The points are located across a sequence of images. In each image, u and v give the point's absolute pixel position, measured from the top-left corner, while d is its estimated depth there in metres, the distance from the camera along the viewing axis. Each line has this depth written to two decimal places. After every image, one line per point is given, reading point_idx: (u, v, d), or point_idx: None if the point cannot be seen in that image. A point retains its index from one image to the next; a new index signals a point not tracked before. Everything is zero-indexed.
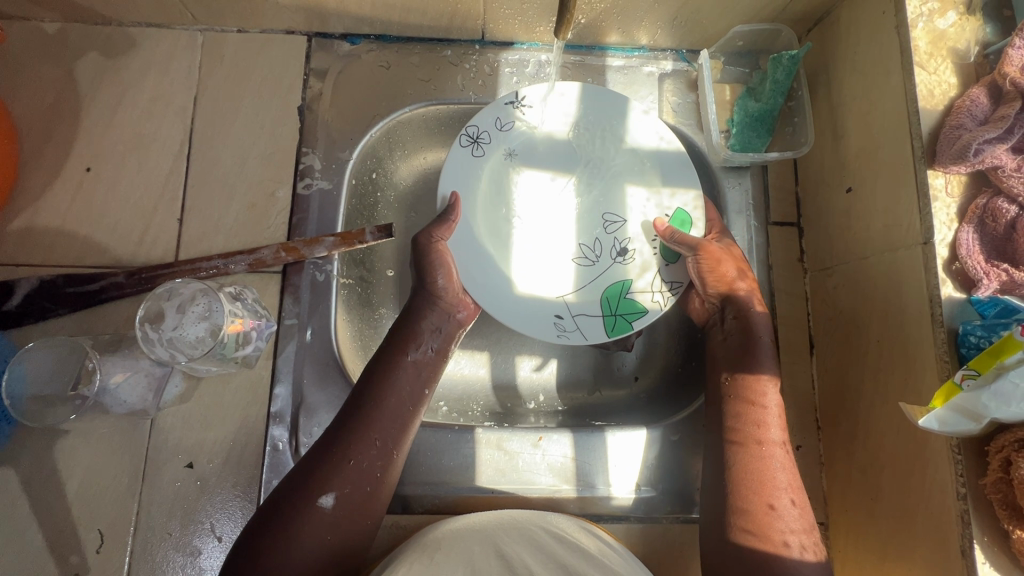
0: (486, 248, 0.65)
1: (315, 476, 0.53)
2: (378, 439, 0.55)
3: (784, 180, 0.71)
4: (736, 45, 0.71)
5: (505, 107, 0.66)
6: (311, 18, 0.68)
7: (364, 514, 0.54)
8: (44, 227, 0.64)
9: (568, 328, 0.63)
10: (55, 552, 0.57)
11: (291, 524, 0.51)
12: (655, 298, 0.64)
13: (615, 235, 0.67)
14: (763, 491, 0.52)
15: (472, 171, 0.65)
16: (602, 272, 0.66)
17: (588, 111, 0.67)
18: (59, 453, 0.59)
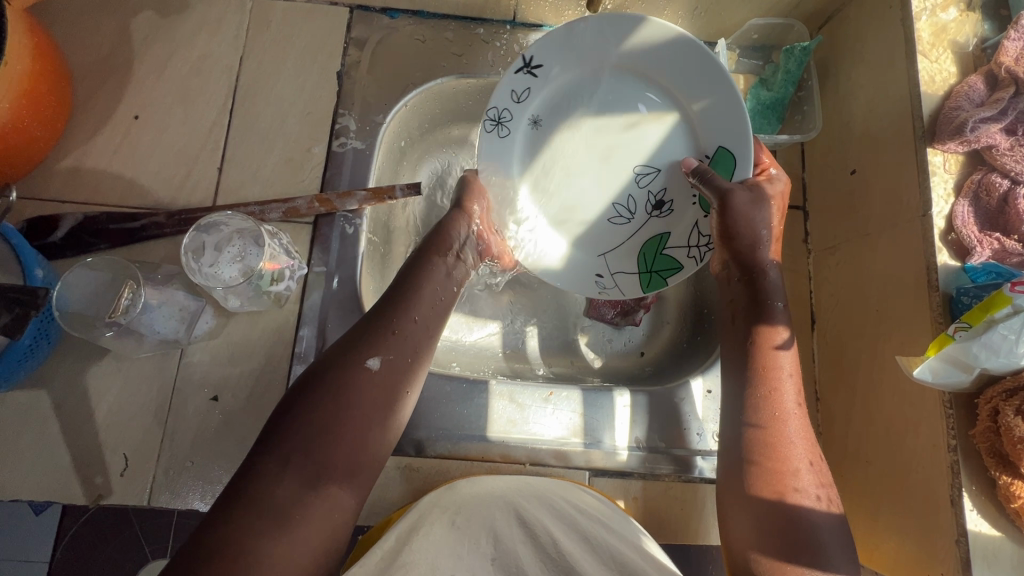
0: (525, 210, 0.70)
1: (360, 342, 0.53)
2: (417, 316, 0.56)
3: (792, 165, 0.74)
4: (751, 38, 0.76)
5: (518, 78, 0.64)
6: None
7: (407, 384, 0.54)
8: (90, 168, 0.68)
9: (608, 286, 0.70)
10: (80, 471, 0.60)
11: (338, 384, 0.50)
12: (689, 254, 0.67)
13: (649, 189, 0.68)
14: (785, 447, 0.54)
15: (502, 148, 0.67)
16: (640, 227, 0.69)
17: (620, 57, 0.63)
18: (91, 378, 0.62)
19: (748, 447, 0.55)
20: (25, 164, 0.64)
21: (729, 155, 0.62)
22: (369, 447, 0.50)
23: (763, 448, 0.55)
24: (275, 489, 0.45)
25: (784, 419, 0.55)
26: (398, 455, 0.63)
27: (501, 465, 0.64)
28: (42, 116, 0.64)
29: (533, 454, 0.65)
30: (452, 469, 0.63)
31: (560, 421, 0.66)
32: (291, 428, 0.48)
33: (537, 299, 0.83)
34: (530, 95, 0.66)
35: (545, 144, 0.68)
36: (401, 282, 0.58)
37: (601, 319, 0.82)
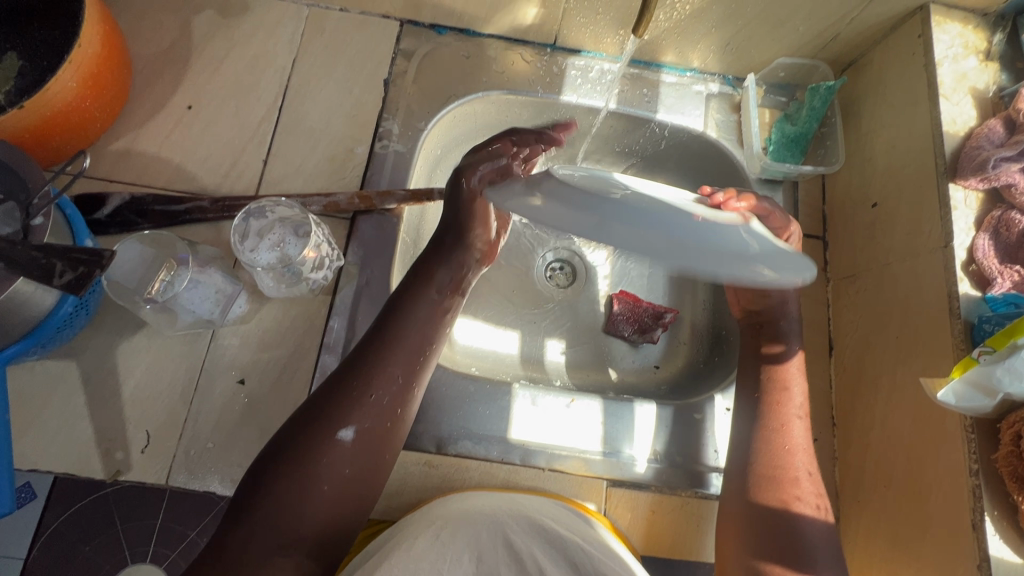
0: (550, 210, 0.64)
1: (334, 409, 0.54)
2: (394, 375, 0.57)
3: (814, 197, 0.77)
4: (778, 76, 0.80)
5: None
6: (407, 5, 0.76)
7: (382, 447, 0.55)
8: (140, 152, 0.70)
9: None
10: (101, 445, 0.59)
11: (309, 453, 0.52)
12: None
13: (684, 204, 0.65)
14: (790, 457, 0.58)
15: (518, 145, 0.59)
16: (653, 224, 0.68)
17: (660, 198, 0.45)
18: (121, 352, 0.62)
19: (756, 464, 0.58)
20: (81, 142, 0.67)
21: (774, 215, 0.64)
22: (347, 499, 0.53)
23: (767, 461, 0.57)
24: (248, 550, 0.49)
25: (791, 431, 0.59)
26: (419, 451, 0.64)
27: (520, 469, 0.64)
28: (104, 99, 0.67)
29: (552, 460, 0.65)
30: (472, 469, 0.63)
31: (579, 430, 0.66)
32: (264, 497, 0.50)
33: (556, 311, 0.86)
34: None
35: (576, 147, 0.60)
36: (385, 326, 0.59)
37: (619, 337, 0.84)
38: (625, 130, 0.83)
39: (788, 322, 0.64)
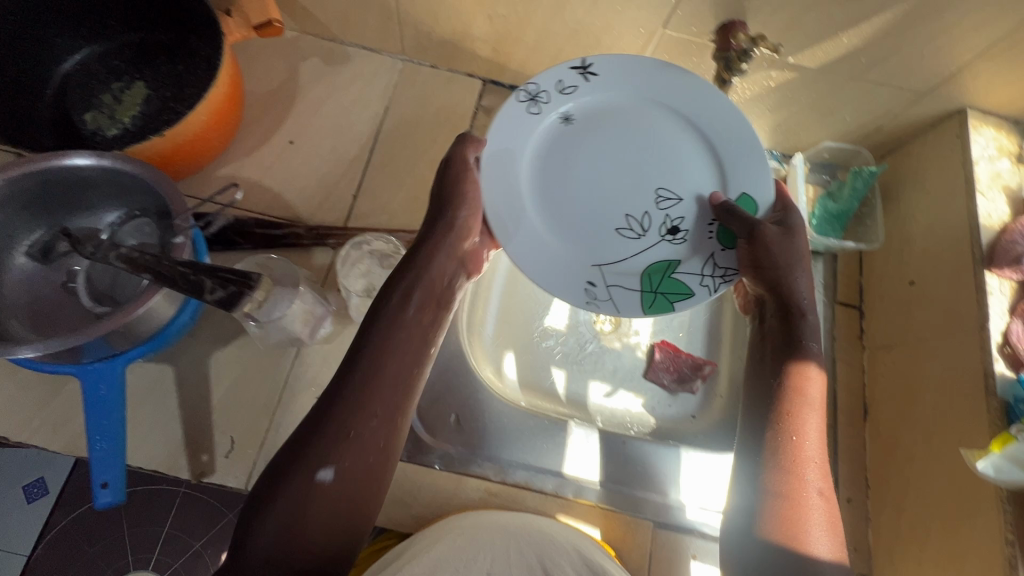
0: (532, 211, 0.67)
1: (317, 447, 0.49)
2: (385, 403, 0.53)
3: (851, 269, 0.84)
4: (822, 156, 0.87)
5: (570, 72, 0.66)
6: (493, 68, 0.85)
7: (372, 482, 0.51)
8: (245, 179, 0.77)
9: (599, 297, 0.65)
10: (189, 447, 0.64)
11: (287, 500, 0.46)
12: (702, 281, 0.65)
13: (667, 213, 0.67)
14: (801, 497, 0.52)
15: (527, 127, 0.66)
16: (650, 247, 0.67)
17: (675, 83, 0.65)
18: (214, 361, 0.67)
19: (771, 513, 0.52)
20: (198, 167, 0.74)
21: (752, 203, 0.65)
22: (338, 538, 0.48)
23: (785, 510, 0.51)
24: None
25: (806, 472, 0.53)
26: (479, 478, 0.68)
27: (572, 504, 0.68)
28: (225, 131, 0.75)
29: (602, 498, 0.68)
30: (528, 498, 0.68)
31: (620, 466, 0.70)
32: (247, 543, 0.45)
33: (602, 353, 0.91)
34: (576, 91, 0.67)
35: (569, 141, 0.68)
36: (361, 356, 0.54)
37: (657, 383, 0.89)
38: None
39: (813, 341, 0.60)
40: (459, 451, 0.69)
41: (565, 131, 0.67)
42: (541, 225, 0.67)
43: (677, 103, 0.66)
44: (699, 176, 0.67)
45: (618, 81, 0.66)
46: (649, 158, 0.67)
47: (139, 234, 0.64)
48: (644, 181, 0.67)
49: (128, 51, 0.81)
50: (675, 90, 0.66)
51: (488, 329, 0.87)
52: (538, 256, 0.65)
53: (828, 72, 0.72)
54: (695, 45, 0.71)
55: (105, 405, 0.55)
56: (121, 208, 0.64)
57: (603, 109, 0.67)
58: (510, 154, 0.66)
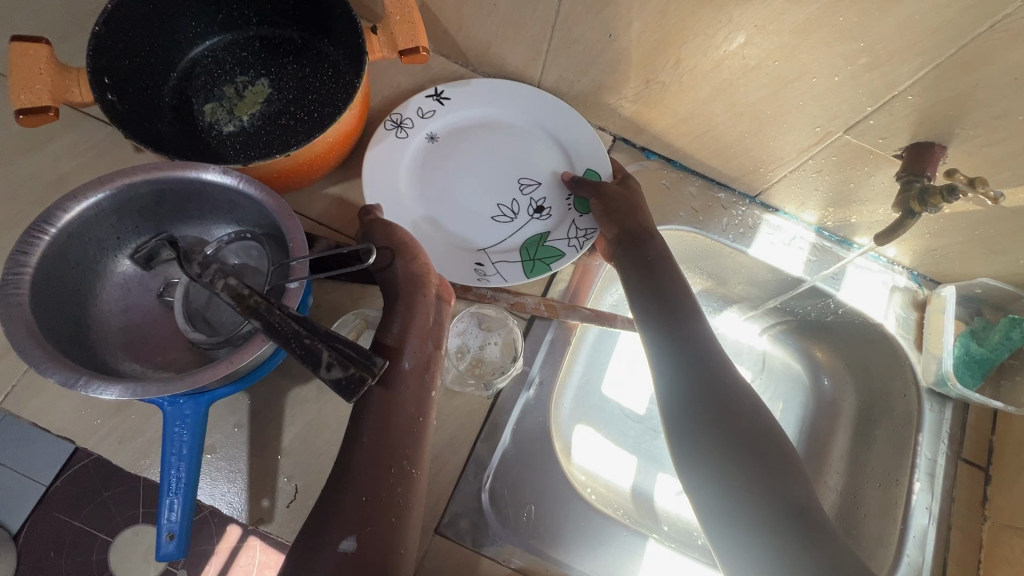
0: (437, 217, 0.75)
1: (340, 518, 0.51)
2: (397, 459, 0.55)
3: (983, 424, 0.75)
4: (973, 291, 0.77)
5: (426, 100, 0.76)
6: (631, 127, 0.78)
7: (393, 543, 0.51)
8: (352, 203, 0.73)
9: (488, 272, 0.72)
10: (254, 489, 0.60)
11: (302, 560, 0.49)
12: (570, 244, 0.73)
13: (531, 197, 0.76)
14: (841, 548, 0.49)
15: (397, 149, 0.75)
16: (521, 227, 0.75)
17: (574, 138, 0.76)
18: (291, 399, 0.64)
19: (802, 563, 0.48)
20: (309, 182, 0.70)
21: (596, 176, 0.75)
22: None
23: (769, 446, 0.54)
24: None
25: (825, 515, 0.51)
26: None
27: None
28: (344, 151, 0.70)
29: None
30: None
31: None
32: None
33: None
34: (434, 115, 0.76)
35: (437, 156, 0.76)
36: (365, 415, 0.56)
37: None
38: (799, 296, 0.83)
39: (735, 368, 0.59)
40: (527, 549, 0.63)
41: (432, 147, 0.76)
42: (443, 230, 0.74)
43: (540, 117, 0.77)
44: (568, 166, 0.77)
45: (469, 99, 0.77)
46: (508, 156, 0.77)
47: (244, 254, 0.59)
48: (502, 173, 0.77)
49: (257, 44, 0.77)
50: (526, 105, 0.77)
51: (566, 401, 0.81)
52: (438, 255, 0.72)
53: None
54: (874, 157, 0.63)
55: (180, 446, 0.52)
56: (231, 223, 0.60)
57: (459, 128, 0.77)
58: (393, 171, 0.74)
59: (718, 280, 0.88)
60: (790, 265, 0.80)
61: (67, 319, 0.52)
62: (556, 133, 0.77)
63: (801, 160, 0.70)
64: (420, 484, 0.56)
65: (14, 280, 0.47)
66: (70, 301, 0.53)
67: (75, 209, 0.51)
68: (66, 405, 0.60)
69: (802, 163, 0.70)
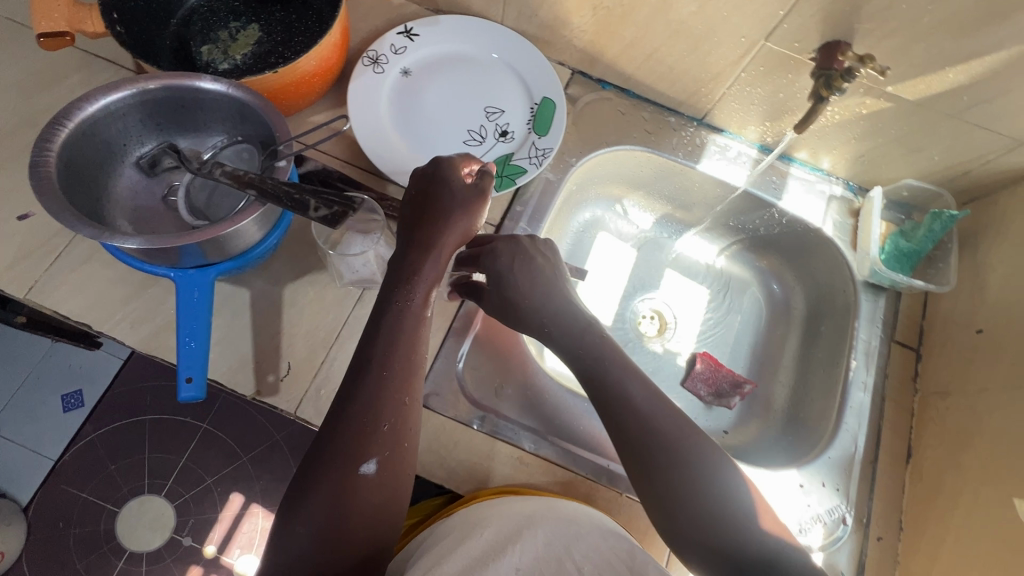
0: (415, 142, 0.80)
1: (347, 448, 0.52)
2: (409, 392, 0.56)
3: (915, 310, 0.82)
4: (900, 194, 0.86)
5: (398, 38, 0.85)
6: (586, 59, 0.87)
7: (403, 466, 0.54)
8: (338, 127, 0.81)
9: None
10: (256, 365, 0.68)
11: (315, 477, 0.51)
12: (531, 161, 0.80)
13: (496, 122, 0.83)
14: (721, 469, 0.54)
15: (374, 81, 0.82)
16: (489, 149, 0.82)
17: (532, 69, 0.85)
18: (286, 291, 0.71)
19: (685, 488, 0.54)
20: (296, 109, 0.78)
21: (552, 103, 0.83)
22: (388, 520, 0.53)
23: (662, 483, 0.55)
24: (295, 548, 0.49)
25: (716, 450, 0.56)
26: (514, 446, 0.69)
27: (601, 489, 0.69)
28: (325, 79, 0.78)
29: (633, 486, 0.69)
30: (559, 475, 0.68)
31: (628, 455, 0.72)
32: (301, 518, 0.50)
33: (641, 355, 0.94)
34: (406, 51, 0.84)
35: (411, 88, 0.84)
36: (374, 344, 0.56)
37: (694, 393, 0.91)
38: (745, 210, 0.92)
39: None
40: (498, 417, 0.71)
41: (406, 80, 0.84)
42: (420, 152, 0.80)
43: (502, 51, 0.86)
44: (527, 95, 0.85)
45: (437, 38, 0.86)
46: (474, 87, 0.85)
47: (237, 158, 0.67)
48: (470, 102, 0.84)
49: None
50: (489, 42, 0.86)
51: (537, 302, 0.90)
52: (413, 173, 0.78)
53: (926, 106, 0.71)
54: (794, 62, 0.72)
55: (195, 306, 0.59)
56: (225, 132, 0.68)
57: (430, 63, 0.85)
58: (371, 99, 0.81)
59: (675, 204, 0.97)
60: (736, 178, 0.88)
61: (87, 205, 0.60)
62: (517, 66, 0.86)
63: (735, 75, 0.78)
64: (419, 414, 0.57)
65: (42, 161, 0.54)
66: (87, 192, 0.61)
67: (90, 108, 0.58)
68: (86, 296, 0.67)
69: (736, 77, 0.79)
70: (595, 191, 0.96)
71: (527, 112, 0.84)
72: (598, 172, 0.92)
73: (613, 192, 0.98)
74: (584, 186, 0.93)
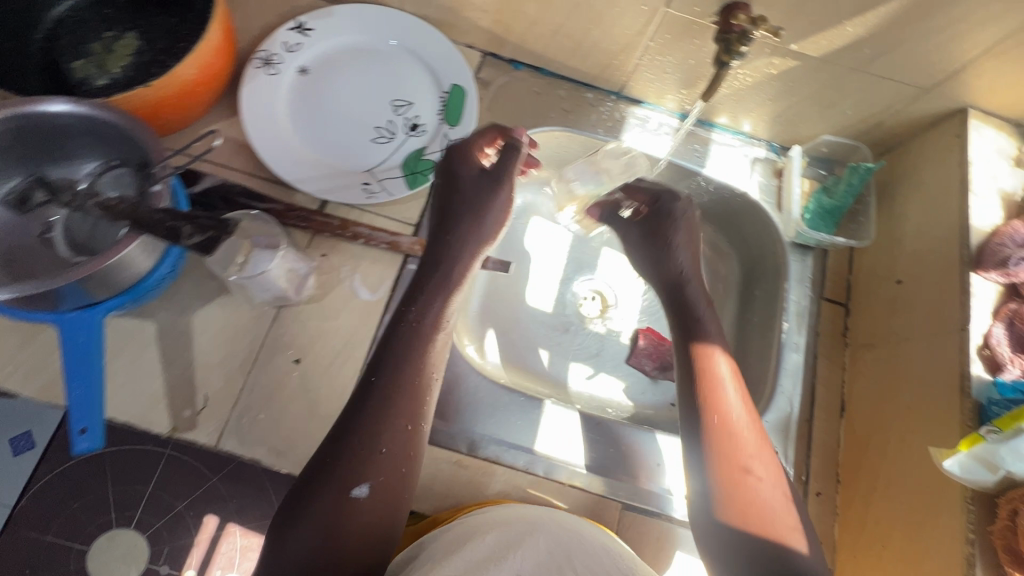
0: (319, 146, 0.76)
1: (341, 470, 0.50)
2: (412, 417, 0.54)
3: (841, 266, 0.82)
4: (821, 150, 0.86)
5: (290, 34, 0.79)
6: (493, 40, 0.83)
7: (398, 491, 0.51)
8: (234, 137, 0.76)
9: (374, 190, 0.74)
10: (169, 401, 0.64)
11: (308, 497, 0.49)
12: (444, 154, 0.77)
13: (405, 115, 0.79)
14: (736, 442, 0.55)
15: (268, 84, 0.77)
16: (400, 145, 0.78)
17: (438, 56, 0.81)
18: (195, 319, 0.67)
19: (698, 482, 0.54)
20: (184, 122, 0.73)
21: (461, 90, 0.80)
22: (381, 552, 0.50)
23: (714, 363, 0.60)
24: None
25: (722, 408, 0.57)
26: (450, 450, 0.68)
27: (542, 482, 0.69)
28: (213, 87, 0.73)
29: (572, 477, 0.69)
30: (497, 474, 0.68)
31: (568, 447, 0.71)
32: (286, 540, 0.47)
33: (582, 339, 0.93)
34: (301, 48, 0.79)
35: (310, 88, 0.79)
36: (382, 368, 0.55)
37: (639, 369, 0.91)
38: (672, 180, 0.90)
39: (705, 324, 0.65)
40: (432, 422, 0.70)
41: (303, 79, 0.79)
42: (326, 157, 0.76)
43: (404, 39, 0.81)
44: (435, 83, 0.81)
45: (333, 30, 0.80)
46: (379, 81, 0.81)
47: (119, 184, 0.61)
48: (375, 97, 0.80)
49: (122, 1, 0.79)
50: (389, 30, 0.81)
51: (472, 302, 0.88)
52: (320, 179, 0.74)
53: (830, 62, 0.70)
54: (698, 27, 0.70)
55: (81, 351, 0.56)
56: (100, 157, 0.63)
57: (328, 58, 0.80)
58: (266, 104, 0.76)
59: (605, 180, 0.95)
60: (658, 150, 0.87)
61: None
62: (421, 53, 0.82)
63: (643, 44, 0.76)
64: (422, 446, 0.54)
65: None
66: None
67: None
68: None
69: (645, 47, 0.76)
70: (523, 175, 0.93)
71: (437, 101, 0.80)
72: None
73: (540, 176, 0.95)
74: None
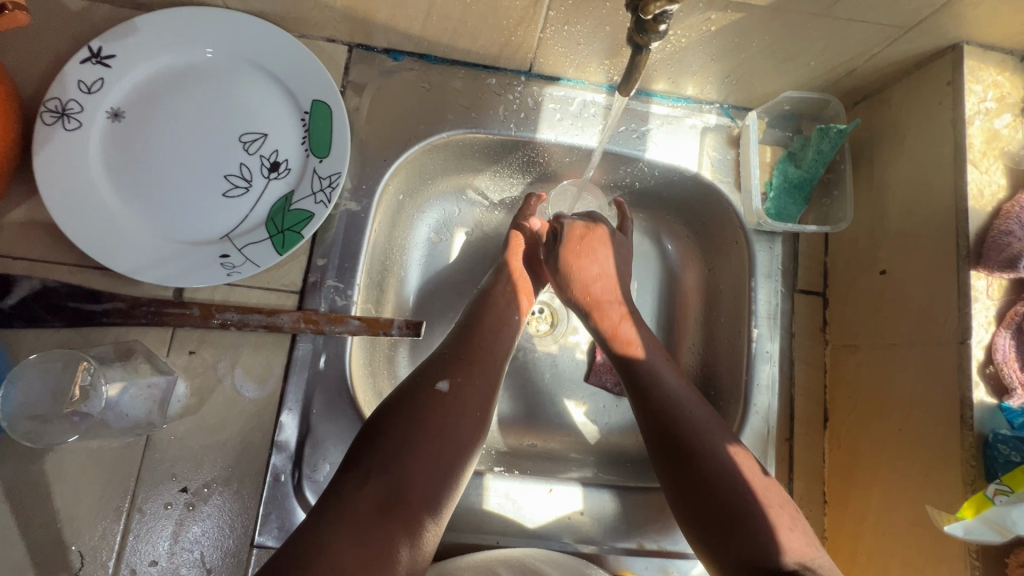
0: (157, 214, 0.60)
1: (429, 370, 0.57)
2: (486, 345, 0.60)
3: (814, 249, 0.70)
4: (783, 109, 0.70)
5: (84, 67, 0.59)
6: (356, 29, 0.64)
7: (472, 403, 0.55)
8: (45, 222, 0.59)
9: (236, 264, 0.59)
10: (38, 568, 0.54)
11: (399, 404, 0.53)
12: (316, 199, 0.61)
13: (261, 153, 0.63)
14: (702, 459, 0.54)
15: (69, 144, 0.58)
16: (259, 194, 0.62)
17: (286, 63, 0.63)
18: (47, 465, 0.56)
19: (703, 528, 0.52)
20: None
21: (325, 107, 0.62)
22: (446, 485, 0.51)
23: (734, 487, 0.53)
24: (349, 509, 0.47)
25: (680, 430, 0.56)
26: None
27: None
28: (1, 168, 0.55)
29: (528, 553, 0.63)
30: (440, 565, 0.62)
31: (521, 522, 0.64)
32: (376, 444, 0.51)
33: (534, 373, 0.78)
34: (103, 84, 0.60)
35: (130, 137, 0.61)
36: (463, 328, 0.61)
37: (602, 388, 0.78)
38: (610, 168, 0.75)
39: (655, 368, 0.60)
40: None
41: (118, 127, 0.60)
42: (168, 228, 0.60)
43: (238, 48, 0.62)
44: (290, 101, 0.63)
45: (140, 52, 0.61)
46: (217, 111, 0.63)
47: None
48: (218, 135, 0.63)
49: None
50: (215, 39, 0.62)
51: (399, 351, 0.73)
52: (166, 261, 0.58)
53: (784, 10, 0.53)
54: None
55: None
56: None
57: (145, 92, 0.61)
58: (74, 172, 0.58)
59: (534, 173, 0.77)
60: (586, 138, 0.71)
61: None
62: (265, 64, 0.63)
63: (542, 15, 0.58)
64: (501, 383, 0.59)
65: None
66: None
67: None
68: None
69: (545, 17, 0.58)
70: (430, 188, 0.75)
71: (298, 128, 0.63)
72: (420, 170, 0.72)
73: (454, 182, 0.77)
74: (412, 191, 0.73)
